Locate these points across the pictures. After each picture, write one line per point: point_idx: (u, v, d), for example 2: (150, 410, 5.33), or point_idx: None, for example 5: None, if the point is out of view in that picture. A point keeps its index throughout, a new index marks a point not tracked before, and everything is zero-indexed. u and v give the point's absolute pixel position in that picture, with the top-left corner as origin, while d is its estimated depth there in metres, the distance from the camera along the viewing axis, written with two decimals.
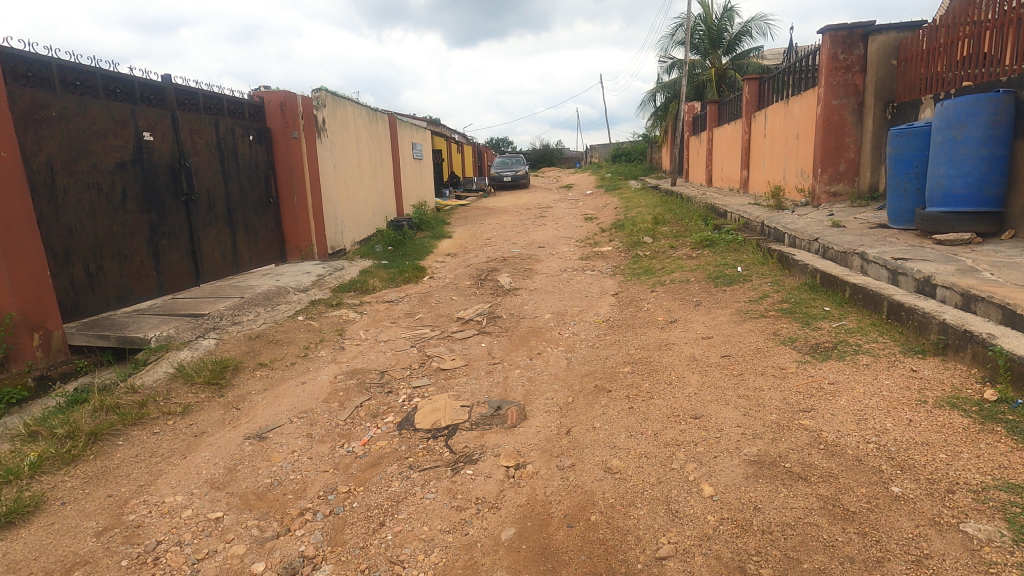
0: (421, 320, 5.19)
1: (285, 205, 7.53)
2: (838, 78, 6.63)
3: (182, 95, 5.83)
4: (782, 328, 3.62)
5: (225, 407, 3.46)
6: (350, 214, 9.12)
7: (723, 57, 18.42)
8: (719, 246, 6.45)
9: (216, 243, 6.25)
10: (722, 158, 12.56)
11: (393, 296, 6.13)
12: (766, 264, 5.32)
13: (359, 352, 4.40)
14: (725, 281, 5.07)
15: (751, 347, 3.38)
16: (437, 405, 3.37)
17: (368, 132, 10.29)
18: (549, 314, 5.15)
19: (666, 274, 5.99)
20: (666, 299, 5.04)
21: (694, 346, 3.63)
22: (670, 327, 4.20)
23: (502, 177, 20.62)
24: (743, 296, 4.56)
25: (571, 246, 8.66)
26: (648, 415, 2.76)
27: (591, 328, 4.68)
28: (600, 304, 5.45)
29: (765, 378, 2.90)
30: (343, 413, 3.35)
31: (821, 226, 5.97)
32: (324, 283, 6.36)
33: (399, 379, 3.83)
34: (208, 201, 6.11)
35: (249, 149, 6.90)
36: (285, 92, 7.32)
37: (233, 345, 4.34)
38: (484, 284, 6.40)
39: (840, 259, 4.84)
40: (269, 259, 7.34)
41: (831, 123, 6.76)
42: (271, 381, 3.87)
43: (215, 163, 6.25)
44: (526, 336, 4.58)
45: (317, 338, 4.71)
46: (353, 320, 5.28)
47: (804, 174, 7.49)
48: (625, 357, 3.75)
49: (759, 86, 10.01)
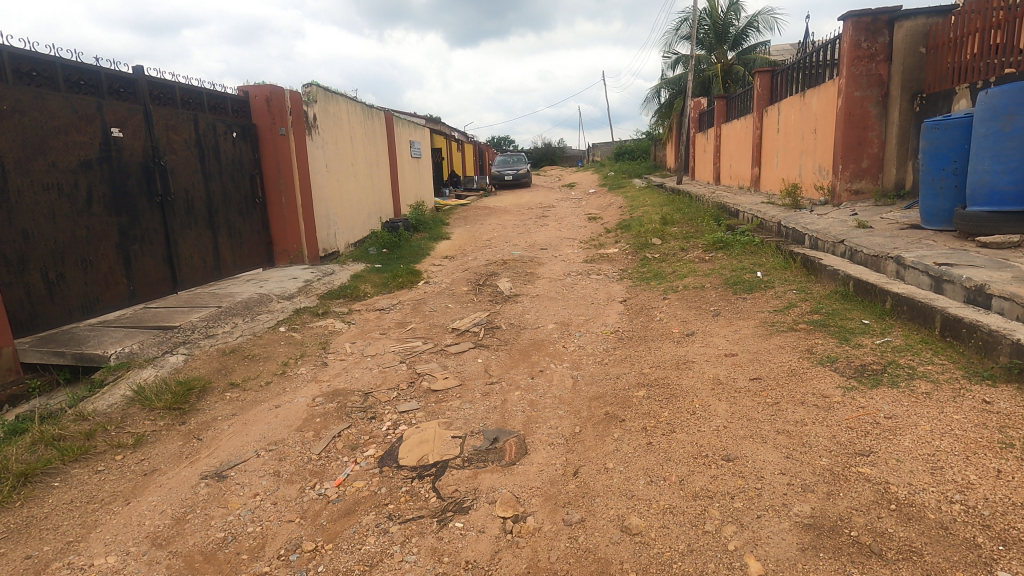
0: (412, 332, 4.77)
1: (272, 205, 7.11)
2: (860, 68, 6.19)
3: (157, 89, 5.42)
4: (817, 346, 3.18)
5: (185, 437, 3.04)
6: (343, 214, 8.71)
7: (729, 52, 17.99)
8: (734, 248, 6.02)
9: (196, 248, 5.85)
10: (730, 156, 12.10)
11: (384, 304, 5.71)
12: (788, 268, 4.88)
13: (343, 369, 3.98)
14: (744, 287, 4.64)
15: (784, 368, 2.95)
16: (425, 435, 2.95)
17: (362, 129, 9.87)
18: (552, 324, 4.73)
19: (678, 279, 5.56)
20: (680, 307, 4.61)
21: (718, 366, 3.20)
22: (687, 341, 3.77)
23: (503, 176, 20.19)
24: (767, 305, 4.12)
25: (575, 248, 8.23)
26: (671, 454, 2.35)
27: (599, 341, 4.25)
28: (608, 312, 5.02)
29: (808, 410, 2.46)
30: (317, 446, 2.93)
31: (846, 227, 5.53)
32: (311, 288, 5.94)
33: (384, 402, 3.41)
34: (187, 202, 5.70)
35: (232, 146, 6.48)
36: (272, 86, 6.92)
37: (203, 362, 3.93)
38: (483, 290, 5.97)
39: (871, 264, 4.40)
40: (256, 263, 6.93)
41: (853, 116, 6.31)
42: (241, 404, 3.45)
43: (195, 162, 5.84)
44: (528, 351, 4.15)
45: (298, 353, 4.29)
46: (339, 331, 4.86)
47: (822, 171, 7.03)
48: (639, 377, 3.33)
49: (771, 79, 9.56)
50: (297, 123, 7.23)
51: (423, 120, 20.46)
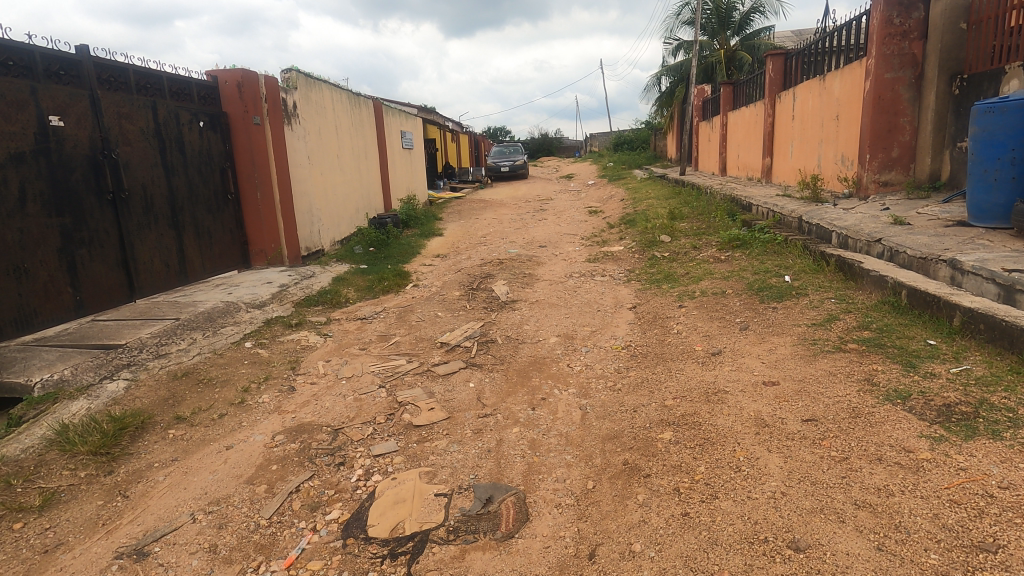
0: (395, 347, 4.19)
1: (246, 201, 6.49)
2: (892, 47, 5.62)
3: (107, 72, 4.80)
4: (877, 375, 2.63)
5: (107, 495, 2.47)
6: (328, 210, 8.12)
7: (733, 38, 17.31)
8: (754, 247, 5.45)
9: (157, 250, 5.26)
10: (739, 145, 11.51)
11: (367, 312, 5.13)
12: (821, 272, 4.32)
13: (312, 397, 3.41)
14: (772, 294, 4.09)
15: (844, 407, 2.39)
16: (403, 492, 2.39)
17: (349, 119, 9.25)
18: (554, 337, 4.16)
19: (693, 282, 5.01)
20: (700, 317, 4.05)
21: (758, 399, 2.64)
22: (715, 363, 3.21)
23: (500, 167, 19.56)
24: (803, 318, 3.57)
25: (577, 245, 7.67)
26: (718, 536, 1.80)
27: (609, 359, 3.69)
28: (617, 322, 4.45)
29: (890, 471, 1.91)
30: (269, 505, 2.37)
31: (880, 223, 4.97)
32: (286, 294, 5.35)
33: (356, 442, 2.85)
34: (145, 200, 5.10)
35: (199, 137, 5.87)
36: (244, 70, 6.30)
37: (149, 391, 3.35)
38: (477, 295, 5.39)
39: (919, 267, 3.84)
40: (228, 265, 6.33)
41: (883, 100, 5.73)
42: (186, 444, 2.88)
43: (155, 155, 5.24)
44: (527, 372, 3.58)
45: (262, 374, 3.72)
46: (313, 347, 4.29)
47: (846, 161, 6.45)
48: (661, 411, 2.77)
49: (784, 63, 8.96)
50: (275, 112, 6.64)
51: (416, 110, 19.75)
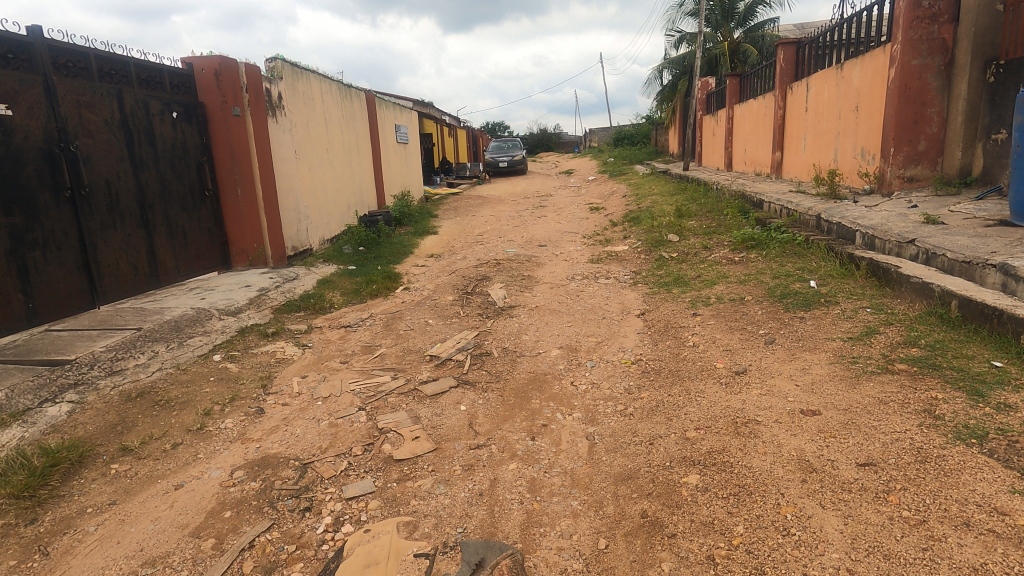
0: (380, 361, 3.78)
1: (225, 198, 6.07)
2: (920, 31, 5.20)
3: (64, 56, 4.37)
4: (939, 405, 2.22)
5: (23, 552, 2.07)
6: (316, 207, 7.70)
7: (736, 30, 16.86)
8: (772, 248, 5.05)
9: (124, 252, 4.84)
10: (746, 139, 11.08)
11: (352, 319, 4.71)
12: (850, 276, 3.92)
13: (282, 422, 3.00)
14: (797, 302, 3.69)
15: (907, 447, 1.99)
16: (376, 551, 1.98)
17: (340, 111, 8.81)
18: (556, 349, 3.74)
19: (706, 286, 4.61)
20: (718, 328, 3.65)
21: (798, 434, 2.23)
22: (741, 385, 2.80)
23: (498, 162, 19.13)
24: (837, 331, 3.17)
25: (578, 244, 7.27)
26: None
27: (618, 376, 3.28)
28: (625, 331, 4.05)
29: (984, 543, 1.51)
30: (216, 567, 1.97)
31: (910, 222, 4.56)
32: (265, 299, 4.94)
33: (327, 481, 2.44)
34: (109, 196, 4.68)
35: (172, 128, 5.44)
36: (221, 58, 5.87)
37: (96, 416, 2.94)
38: (471, 299, 4.99)
39: (964, 271, 3.43)
40: (206, 267, 5.91)
41: (910, 89, 5.32)
42: (128, 483, 2.48)
43: (120, 148, 4.82)
44: (526, 392, 3.17)
45: (228, 394, 3.31)
46: (290, 360, 3.89)
47: (867, 154, 6.04)
48: (683, 445, 2.36)
49: (795, 52, 8.51)
50: (256, 102, 6.20)
51: (414, 104, 19.28)
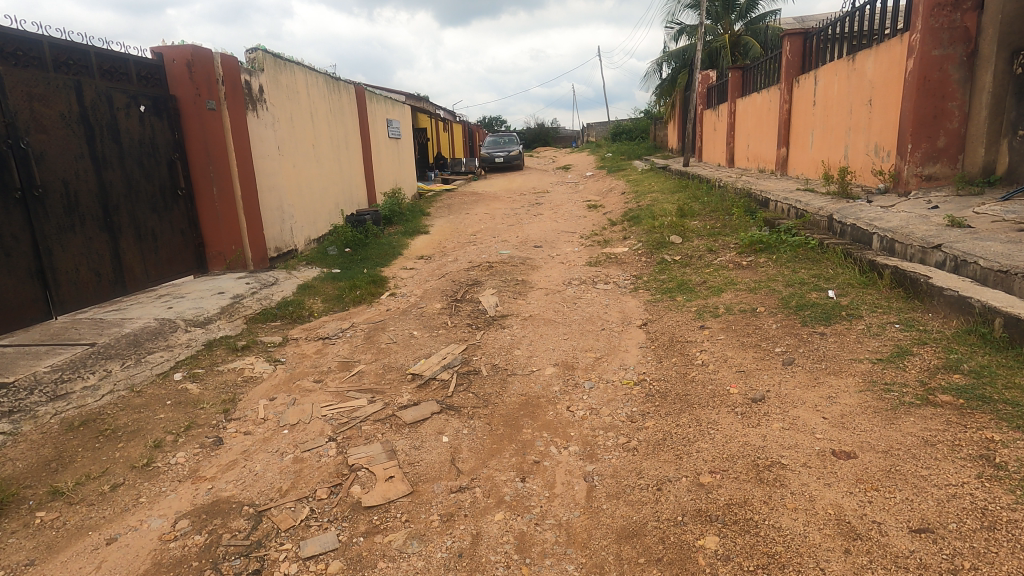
0: (358, 381, 3.43)
1: (201, 198, 5.70)
2: (941, 19, 4.86)
3: (13, 44, 3.99)
4: (999, 451, 1.90)
5: None
6: (301, 205, 7.33)
7: (737, 22, 16.46)
8: (783, 253, 4.71)
9: (85, 257, 4.48)
10: (749, 134, 10.71)
11: (331, 330, 4.36)
12: (872, 286, 3.59)
13: (241, 456, 2.66)
14: (816, 315, 3.36)
15: (969, 509, 1.67)
16: None
17: (326, 104, 8.42)
18: (551, 367, 3.40)
19: (713, 294, 4.28)
20: (729, 344, 3.32)
21: (833, 484, 1.90)
22: (759, 417, 2.47)
23: (494, 157, 18.74)
24: (863, 351, 2.84)
25: (575, 245, 6.93)
26: None
27: (620, 401, 2.95)
28: (626, 345, 3.71)
29: None
30: None
31: (933, 224, 4.23)
32: (238, 308, 4.59)
33: (283, 534, 2.11)
34: (67, 197, 4.31)
35: (139, 123, 5.06)
36: (194, 47, 5.48)
37: (27, 451, 2.59)
38: (461, 308, 4.64)
39: (1003, 283, 3.09)
40: (180, 271, 5.55)
41: (930, 81, 4.98)
42: (53, 537, 2.13)
43: (79, 145, 4.45)
44: (516, 419, 2.83)
45: (184, 422, 2.96)
46: (259, 378, 3.53)
47: (882, 151, 5.70)
48: (697, 494, 2.03)
49: (803, 43, 8.14)
50: (233, 95, 5.83)
51: (408, 98, 18.90)
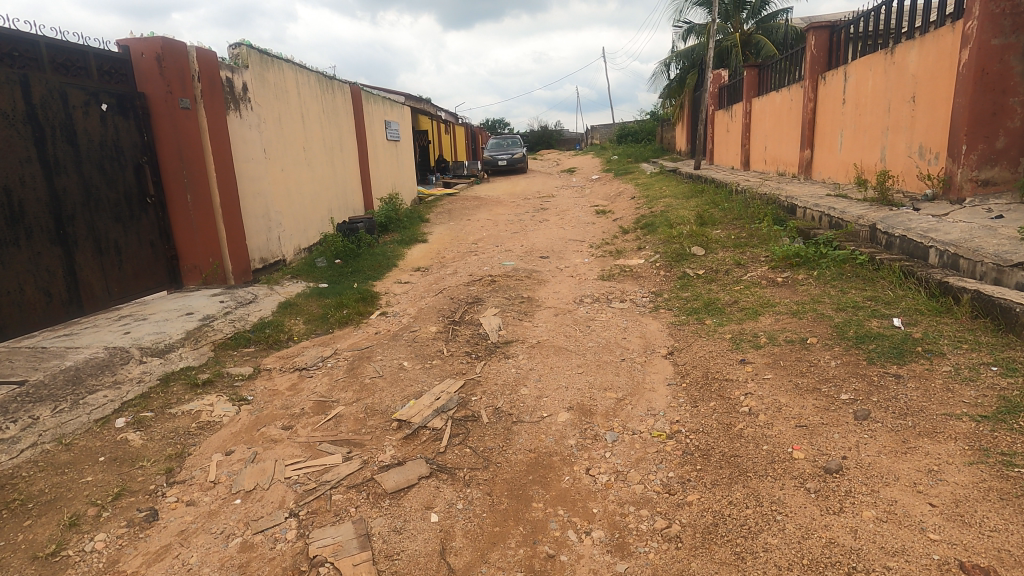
0: (334, 428, 2.87)
1: (175, 206, 5.16)
2: (1003, 4, 4.28)
3: None
4: None
5: None
6: (289, 212, 6.78)
7: (748, 21, 15.90)
8: (824, 270, 4.14)
9: (32, 275, 3.94)
10: (767, 135, 10.11)
11: (309, 358, 3.81)
12: (945, 315, 3.01)
13: (177, 540, 2.10)
14: (884, 350, 2.79)
15: None
16: None
17: (318, 104, 7.87)
18: (564, 413, 2.83)
19: (749, 318, 3.71)
20: (780, 385, 2.74)
21: None
22: (840, 498, 1.90)
23: (497, 160, 18.18)
24: (958, 402, 2.27)
25: (585, 255, 6.37)
26: None
27: (652, 462, 2.38)
28: (652, 382, 3.14)
29: None
30: None
31: (1004, 236, 3.66)
32: (206, 332, 4.03)
33: None
34: (8, 207, 3.77)
35: (101, 124, 4.52)
36: (165, 40, 4.94)
37: None
38: (459, 332, 4.08)
39: None
40: (150, 287, 5.01)
41: (989, 74, 4.40)
42: None
43: (26, 148, 3.91)
44: (525, 488, 2.27)
45: (114, 487, 2.39)
46: (218, 424, 2.99)
47: (929, 153, 5.11)
48: None
49: (829, 36, 7.55)
50: (211, 93, 5.29)
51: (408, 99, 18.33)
